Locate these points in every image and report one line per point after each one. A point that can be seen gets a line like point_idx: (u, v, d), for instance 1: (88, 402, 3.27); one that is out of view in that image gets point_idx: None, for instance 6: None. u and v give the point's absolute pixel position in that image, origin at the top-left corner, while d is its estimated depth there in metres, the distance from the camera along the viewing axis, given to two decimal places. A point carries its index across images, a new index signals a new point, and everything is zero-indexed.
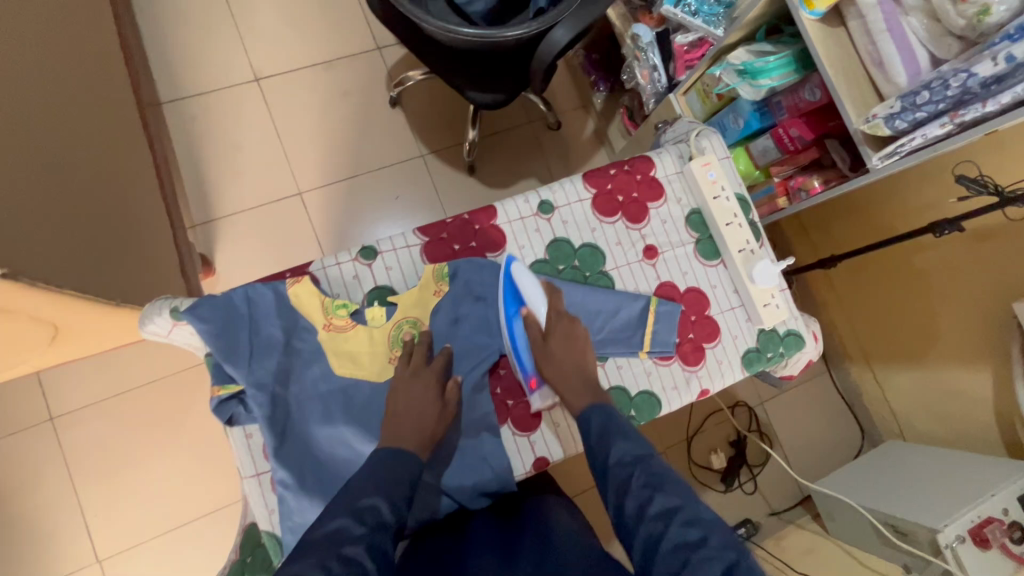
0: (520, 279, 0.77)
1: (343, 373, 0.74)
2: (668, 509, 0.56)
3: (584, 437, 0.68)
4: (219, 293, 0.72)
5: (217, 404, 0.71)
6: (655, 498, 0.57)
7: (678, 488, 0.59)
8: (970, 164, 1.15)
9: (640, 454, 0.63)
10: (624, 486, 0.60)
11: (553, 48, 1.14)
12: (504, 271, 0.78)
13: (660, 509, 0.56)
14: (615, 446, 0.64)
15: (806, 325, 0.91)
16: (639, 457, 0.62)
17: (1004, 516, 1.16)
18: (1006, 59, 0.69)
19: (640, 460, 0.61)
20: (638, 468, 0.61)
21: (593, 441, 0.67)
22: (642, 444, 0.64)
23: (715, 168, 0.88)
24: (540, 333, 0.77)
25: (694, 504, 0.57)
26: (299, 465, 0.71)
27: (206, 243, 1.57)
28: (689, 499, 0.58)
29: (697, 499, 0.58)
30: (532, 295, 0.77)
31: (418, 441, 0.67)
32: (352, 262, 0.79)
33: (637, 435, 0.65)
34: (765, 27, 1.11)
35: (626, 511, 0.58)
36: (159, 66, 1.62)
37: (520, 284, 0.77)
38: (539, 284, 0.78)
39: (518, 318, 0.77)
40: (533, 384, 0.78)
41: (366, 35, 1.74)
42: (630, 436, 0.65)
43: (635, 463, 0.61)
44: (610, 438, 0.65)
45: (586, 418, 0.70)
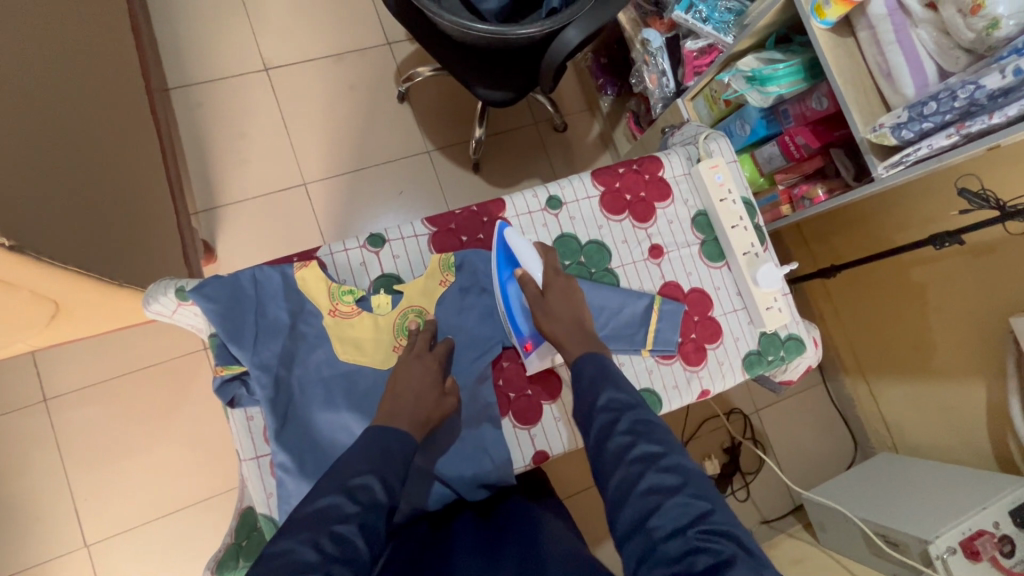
0: (513, 243, 0.78)
1: (347, 359, 0.74)
2: (648, 454, 0.58)
3: (575, 379, 0.69)
4: (226, 273, 0.72)
5: (220, 384, 0.71)
6: (636, 444, 0.58)
7: (661, 435, 0.60)
8: (972, 177, 1.16)
9: (628, 402, 0.63)
10: (608, 428, 0.61)
11: (564, 48, 1.15)
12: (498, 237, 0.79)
13: (640, 454, 0.58)
14: (604, 392, 0.65)
15: (807, 330, 0.92)
16: (627, 405, 0.63)
17: (995, 529, 1.17)
18: (1014, 72, 0.70)
19: (628, 407, 0.62)
20: (625, 415, 0.62)
21: (583, 383, 0.68)
22: (632, 393, 0.65)
23: (722, 171, 0.89)
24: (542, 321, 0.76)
25: (675, 453, 0.58)
26: (299, 450, 0.70)
27: (208, 230, 1.56)
28: (671, 448, 0.59)
29: (679, 449, 0.59)
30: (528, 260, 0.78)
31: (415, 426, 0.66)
32: (360, 249, 0.79)
33: (628, 385, 0.66)
34: (775, 36, 1.12)
35: (607, 451, 0.60)
36: (169, 51, 1.62)
37: (514, 248, 0.78)
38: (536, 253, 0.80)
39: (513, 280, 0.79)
40: (528, 347, 0.79)
41: (377, 29, 1.74)
42: (620, 385, 0.66)
43: (622, 410, 0.62)
44: (600, 384, 0.66)
45: (577, 365, 0.70)
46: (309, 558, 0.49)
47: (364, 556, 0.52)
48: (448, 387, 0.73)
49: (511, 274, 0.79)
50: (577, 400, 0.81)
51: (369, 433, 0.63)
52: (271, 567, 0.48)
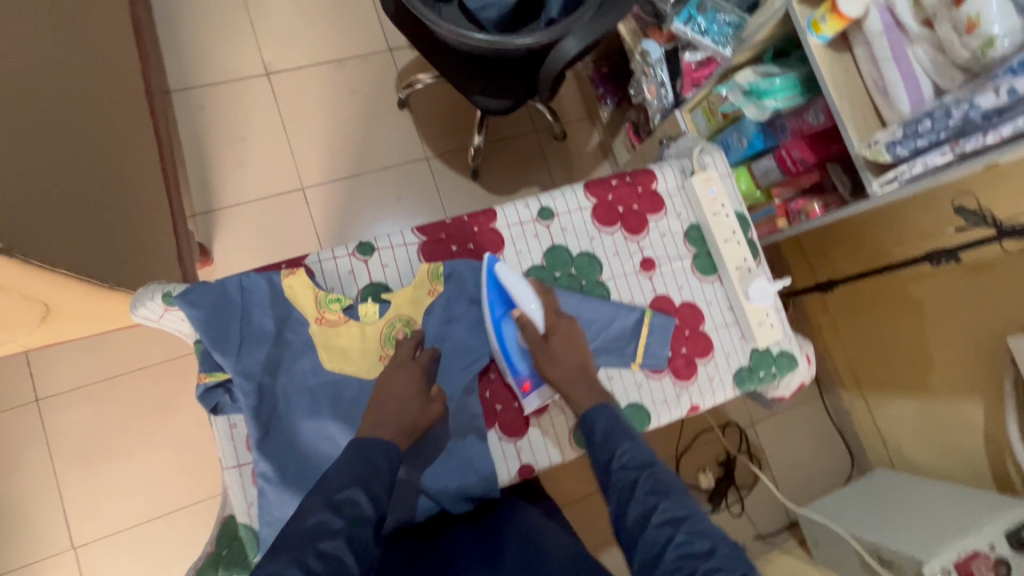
0: (507, 279, 0.76)
1: (333, 368, 0.73)
2: (673, 517, 0.55)
3: (590, 435, 0.67)
4: (213, 280, 0.72)
5: (203, 391, 0.70)
6: (659, 505, 0.56)
7: (685, 497, 0.58)
8: (969, 196, 1.16)
9: (647, 460, 0.62)
10: (628, 489, 0.59)
11: (562, 58, 1.15)
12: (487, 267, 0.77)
13: (665, 517, 0.55)
14: (621, 450, 0.63)
15: (800, 346, 0.91)
16: (645, 463, 0.61)
17: (991, 550, 1.14)
18: (1008, 92, 0.70)
19: (648, 466, 0.61)
20: (644, 475, 0.60)
21: (597, 439, 0.66)
22: (649, 451, 0.63)
23: (715, 185, 0.89)
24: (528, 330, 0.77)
25: (700, 515, 0.56)
26: (281, 459, 0.70)
27: (205, 233, 1.57)
28: (696, 511, 0.56)
29: (704, 511, 0.57)
30: (523, 296, 0.76)
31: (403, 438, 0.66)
32: (349, 257, 0.79)
33: (644, 443, 0.64)
34: (772, 50, 1.12)
35: (630, 514, 0.57)
36: (171, 54, 1.63)
37: (507, 285, 0.76)
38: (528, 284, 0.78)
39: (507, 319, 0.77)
40: (526, 387, 0.78)
41: (378, 36, 1.75)
42: (637, 443, 0.64)
43: (642, 469, 0.60)
44: (616, 440, 0.65)
45: (590, 416, 0.70)
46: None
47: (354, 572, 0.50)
48: (432, 394, 0.72)
49: (506, 313, 0.77)
50: (564, 413, 0.80)
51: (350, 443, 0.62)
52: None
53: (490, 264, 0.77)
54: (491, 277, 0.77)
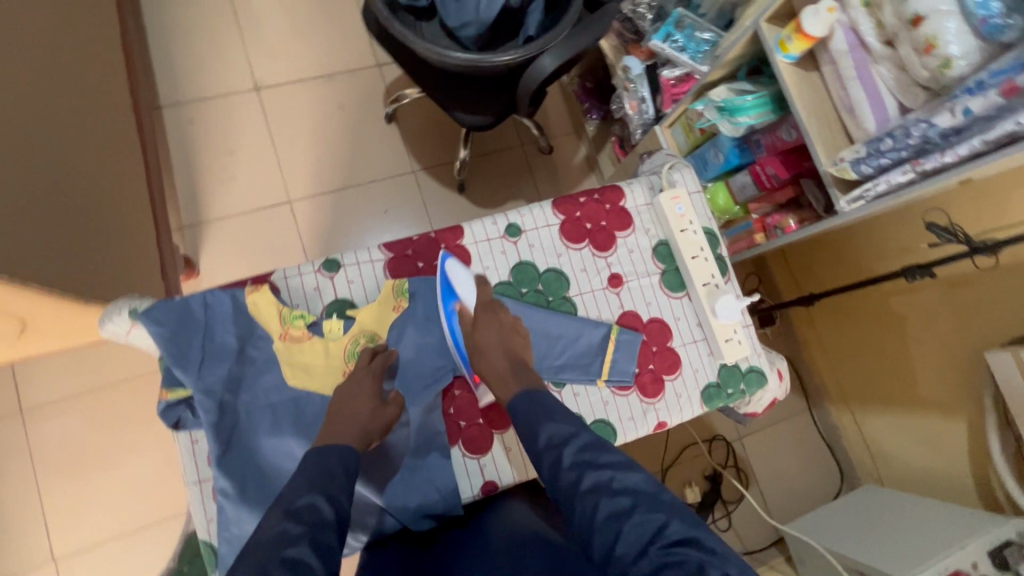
0: (453, 272, 0.78)
1: (295, 384, 0.74)
2: (599, 483, 0.57)
3: (514, 422, 0.68)
4: (176, 297, 0.72)
5: (165, 408, 0.71)
6: (586, 474, 0.58)
7: (606, 458, 0.60)
8: (941, 212, 1.16)
9: (570, 432, 0.63)
10: (556, 464, 0.61)
11: (539, 75, 1.16)
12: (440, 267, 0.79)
13: (592, 483, 0.57)
14: (543, 428, 0.64)
15: (770, 363, 0.91)
16: (568, 436, 0.63)
17: (973, 570, 1.13)
18: (963, 112, 0.70)
19: (570, 438, 0.62)
20: (568, 447, 0.61)
21: (522, 424, 0.67)
22: (569, 422, 0.64)
23: (683, 202, 0.89)
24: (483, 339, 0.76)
25: (624, 471, 0.58)
26: (241, 475, 0.70)
27: (192, 245, 1.58)
28: (619, 467, 0.59)
29: (626, 465, 0.59)
30: (466, 289, 0.78)
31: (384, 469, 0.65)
32: (315, 273, 0.80)
33: (564, 414, 0.65)
34: (747, 67, 1.13)
35: (561, 485, 0.59)
36: (162, 70, 1.66)
37: (454, 279, 0.78)
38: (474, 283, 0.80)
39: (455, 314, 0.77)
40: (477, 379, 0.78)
41: (367, 51, 1.78)
42: (556, 416, 0.65)
43: (565, 443, 0.62)
44: (537, 420, 0.65)
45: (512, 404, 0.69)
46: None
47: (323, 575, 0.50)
48: (387, 398, 0.73)
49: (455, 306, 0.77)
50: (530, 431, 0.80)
51: (307, 455, 0.62)
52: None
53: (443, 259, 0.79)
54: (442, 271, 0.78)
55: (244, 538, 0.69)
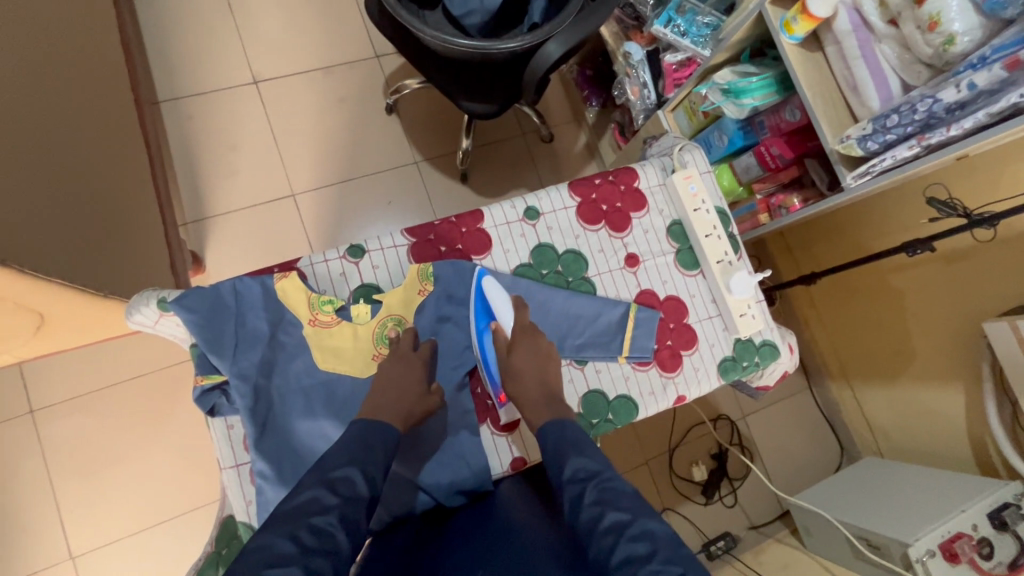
0: (490, 292, 0.80)
1: (326, 368, 0.75)
2: (617, 522, 0.55)
3: (542, 453, 0.68)
4: (206, 284, 0.73)
5: (200, 394, 0.71)
6: (598, 489, 0.60)
7: (628, 500, 0.58)
8: (940, 186, 1.19)
9: (595, 469, 0.62)
10: (577, 499, 0.60)
11: (545, 61, 1.18)
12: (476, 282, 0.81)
13: (610, 523, 0.55)
14: (568, 462, 0.64)
15: (781, 337, 0.94)
16: (593, 473, 0.62)
17: (974, 531, 1.18)
18: (969, 87, 0.73)
19: (588, 458, 0.64)
20: (586, 463, 0.63)
21: (549, 455, 0.67)
22: (597, 459, 0.64)
23: (696, 181, 0.91)
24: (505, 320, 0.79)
25: (644, 516, 0.56)
26: (278, 457, 0.71)
27: (196, 241, 1.58)
28: (641, 513, 0.57)
29: (650, 512, 0.57)
30: (503, 310, 0.80)
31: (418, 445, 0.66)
32: (340, 259, 0.81)
33: (593, 450, 0.65)
34: (749, 49, 1.15)
35: (579, 522, 0.58)
36: (159, 64, 1.64)
37: (490, 298, 0.80)
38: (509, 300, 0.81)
39: (489, 332, 0.80)
40: (503, 398, 0.79)
41: (365, 42, 1.77)
42: (585, 452, 0.65)
43: (589, 478, 0.61)
44: (564, 453, 0.65)
45: (542, 430, 0.70)
46: (286, 550, 0.49)
47: (345, 549, 0.52)
48: (432, 387, 0.76)
49: (488, 325, 0.80)
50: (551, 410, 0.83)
51: (351, 430, 0.64)
52: (248, 561, 0.48)
53: (478, 278, 0.81)
54: (479, 293, 0.80)
55: None
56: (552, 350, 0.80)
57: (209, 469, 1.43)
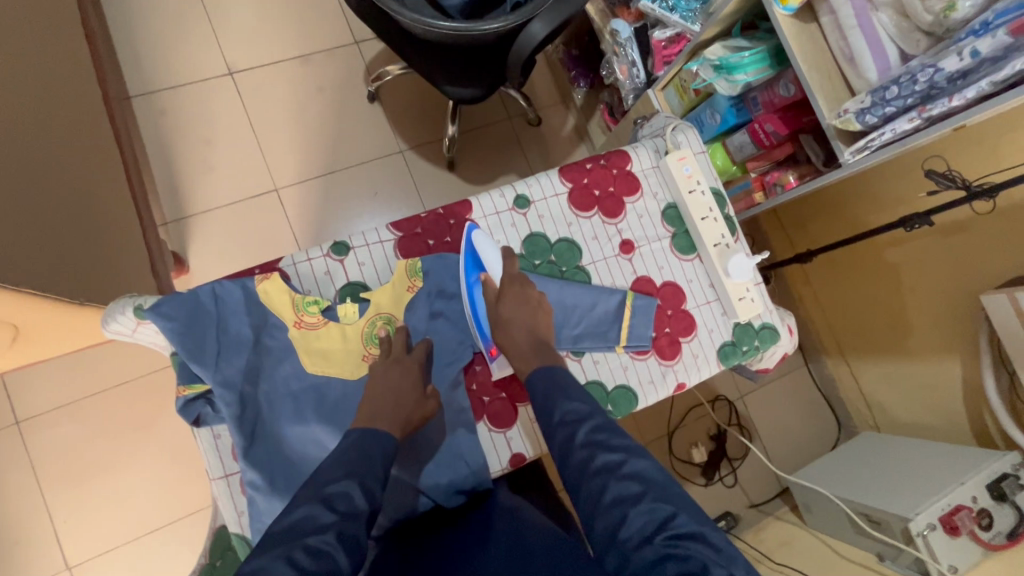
0: (480, 245, 0.78)
1: (315, 371, 0.73)
2: (609, 464, 0.59)
3: (530, 395, 0.70)
4: (184, 290, 0.70)
5: (183, 404, 0.68)
6: (597, 454, 0.60)
7: (619, 440, 0.61)
8: (939, 159, 1.17)
9: (585, 413, 0.64)
10: (568, 441, 0.62)
11: (530, 42, 1.13)
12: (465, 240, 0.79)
13: (603, 464, 0.59)
14: (559, 406, 0.66)
15: (781, 319, 0.92)
16: (583, 416, 0.64)
17: (973, 503, 1.19)
18: (971, 55, 0.70)
19: (584, 419, 0.63)
20: (582, 426, 0.63)
21: (538, 400, 0.69)
22: (586, 402, 0.66)
23: (690, 163, 0.88)
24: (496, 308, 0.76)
25: (635, 456, 0.59)
26: (269, 466, 0.69)
27: (178, 241, 1.53)
28: (631, 451, 0.60)
29: (639, 450, 0.60)
30: (493, 261, 0.78)
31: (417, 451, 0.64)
32: (324, 257, 0.77)
33: (581, 393, 0.67)
34: (741, 23, 1.11)
35: (571, 463, 0.61)
36: (128, 58, 1.57)
37: (480, 252, 0.78)
38: (500, 254, 0.80)
39: (479, 284, 0.78)
40: (494, 352, 0.78)
41: (343, 28, 1.71)
42: (574, 396, 0.67)
43: (580, 421, 0.63)
44: (554, 397, 0.67)
45: (530, 378, 0.71)
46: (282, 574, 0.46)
47: (346, 569, 0.49)
48: (427, 390, 0.73)
49: (477, 278, 0.78)
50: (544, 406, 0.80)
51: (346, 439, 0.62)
52: None
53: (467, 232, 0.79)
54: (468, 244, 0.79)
55: None
56: (543, 303, 0.77)
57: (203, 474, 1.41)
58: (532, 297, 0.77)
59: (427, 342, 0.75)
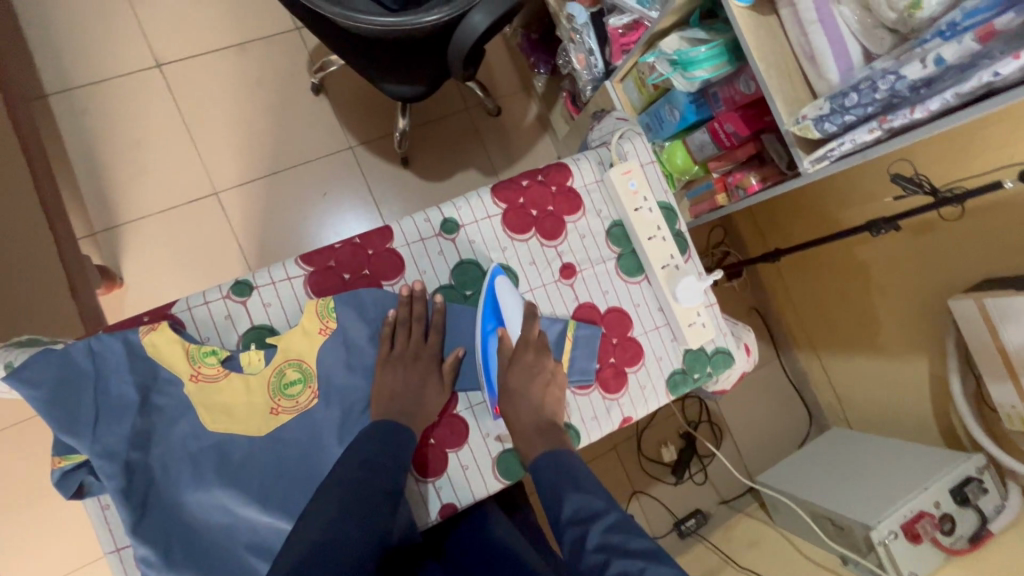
0: (502, 294, 0.73)
1: (216, 429, 0.66)
2: (626, 573, 0.54)
3: (537, 485, 0.67)
4: (55, 347, 0.62)
5: (60, 477, 0.61)
6: (611, 561, 0.55)
7: (635, 543, 0.57)
8: (906, 163, 1.11)
9: (597, 508, 0.61)
10: (579, 541, 0.59)
11: (470, 34, 1.03)
12: (488, 281, 0.74)
13: (619, 572, 0.54)
14: (568, 499, 0.63)
15: (736, 340, 0.86)
16: (595, 512, 0.61)
17: (936, 509, 1.17)
18: (935, 62, 0.62)
19: (597, 516, 0.60)
20: (593, 525, 0.60)
21: (546, 489, 0.66)
22: (597, 495, 0.63)
23: (636, 176, 0.81)
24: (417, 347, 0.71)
25: (654, 562, 0.54)
26: (164, 539, 0.62)
27: (110, 252, 1.43)
28: (649, 558, 0.55)
29: (660, 556, 0.55)
30: (513, 315, 0.74)
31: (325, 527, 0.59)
32: (223, 299, 0.69)
33: (592, 487, 0.64)
34: (699, 11, 1.02)
35: (584, 569, 0.57)
36: (41, 51, 1.43)
37: (501, 300, 0.73)
38: (519, 304, 0.75)
39: (495, 335, 0.74)
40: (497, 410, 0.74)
41: (282, 12, 1.57)
42: (583, 488, 0.65)
43: (591, 519, 0.60)
44: (561, 487, 0.65)
45: (535, 464, 0.69)
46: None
47: None
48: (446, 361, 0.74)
49: (494, 328, 0.74)
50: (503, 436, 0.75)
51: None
52: None
53: (493, 276, 0.74)
54: (490, 291, 0.73)
55: None
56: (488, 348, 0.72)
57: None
58: (546, 367, 0.74)
59: (459, 357, 0.74)
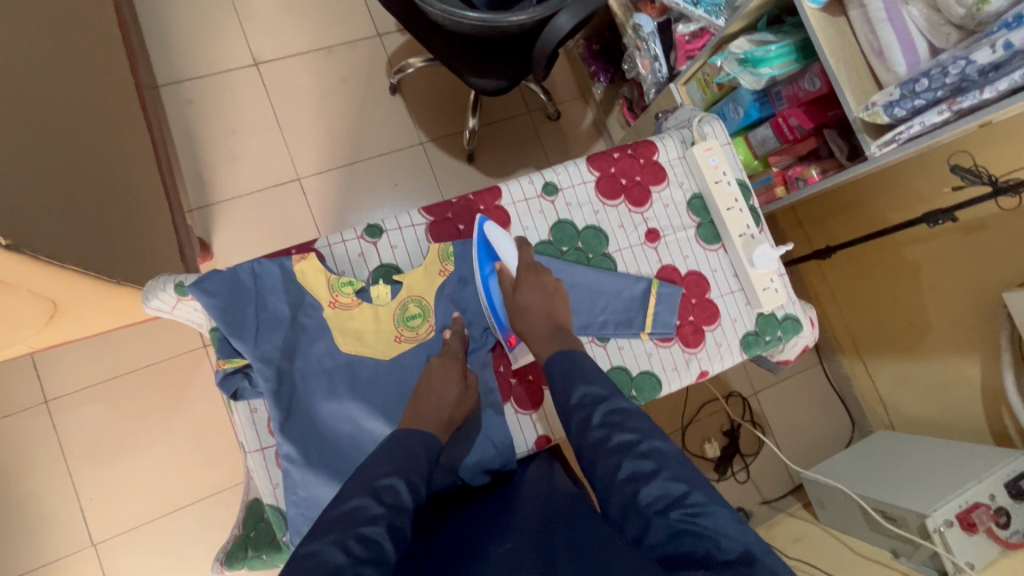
0: (492, 236, 0.80)
1: (348, 350, 0.75)
2: (625, 443, 0.60)
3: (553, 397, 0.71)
4: (225, 268, 0.73)
5: (222, 377, 0.72)
6: (612, 435, 0.61)
7: (634, 422, 0.63)
8: (965, 154, 1.18)
9: (601, 395, 0.66)
10: (586, 421, 0.64)
11: (555, 35, 1.12)
12: (476, 232, 0.80)
13: (618, 443, 0.61)
14: (576, 389, 0.68)
15: (804, 310, 0.92)
16: (600, 398, 0.66)
17: (991, 501, 1.18)
18: (1004, 47, 0.71)
19: (601, 401, 0.65)
20: (599, 407, 0.65)
21: (558, 392, 0.70)
22: (604, 385, 0.67)
23: (716, 153, 0.90)
24: (514, 288, 0.79)
25: (649, 437, 0.61)
26: (304, 441, 0.71)
27: (204, 228, 1.56)
28: (648, 433, 0.61)
29: (655, 432, 0.62)
30: (507, 251, 0.80)
31: (436, 425, 0.68)
32: (357, 240, 0.81)
33: (599, 378, 0.68)
34: (766, 18, 1.11)
35: (588, 441, 0.63)
36: (157, 49, 1.60)
37: (493, 242, 0.79)
38: (513, 243, 0.81)
39: (494, 275, 0.80)
40: (513, 340, 0.81)
41: (366, 20, 1.73)
42: (593, 381, 0.69)
43: (597, 403, 0.65)
44: (572, 380, 0.69)
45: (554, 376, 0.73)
46: (338, 561, 0.48)
47: (393, 559, 0.51)
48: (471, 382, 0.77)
49: (492, 269, 0.80)
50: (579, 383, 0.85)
51: (393, 438, 0.64)
52: (300, 567, 0.48)
53: (479, 225, 0.80)
54: (481, 236, 0.80)
55: (312, 501, 0.70)
56: (558, 291, 0.80)
57: (237, 447, 1.43)
58: (550, 284, 0.79)
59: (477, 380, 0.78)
